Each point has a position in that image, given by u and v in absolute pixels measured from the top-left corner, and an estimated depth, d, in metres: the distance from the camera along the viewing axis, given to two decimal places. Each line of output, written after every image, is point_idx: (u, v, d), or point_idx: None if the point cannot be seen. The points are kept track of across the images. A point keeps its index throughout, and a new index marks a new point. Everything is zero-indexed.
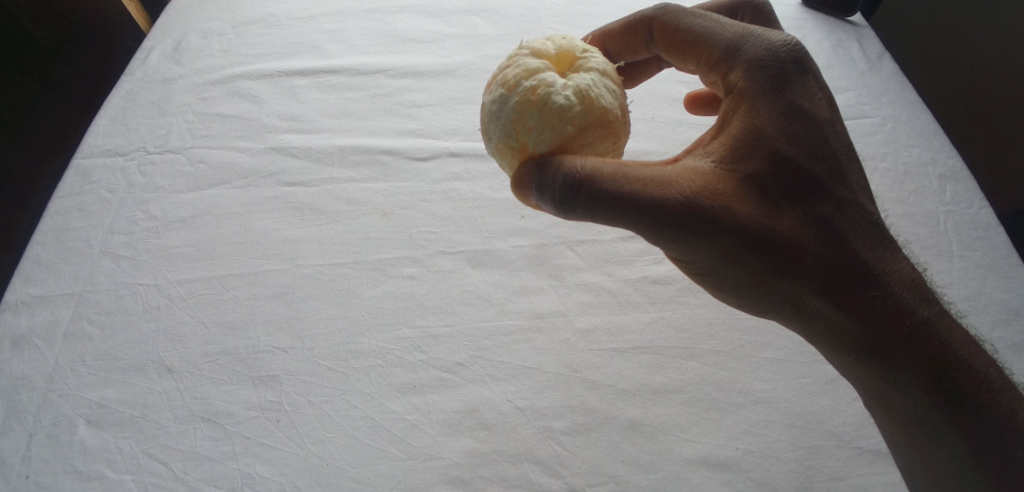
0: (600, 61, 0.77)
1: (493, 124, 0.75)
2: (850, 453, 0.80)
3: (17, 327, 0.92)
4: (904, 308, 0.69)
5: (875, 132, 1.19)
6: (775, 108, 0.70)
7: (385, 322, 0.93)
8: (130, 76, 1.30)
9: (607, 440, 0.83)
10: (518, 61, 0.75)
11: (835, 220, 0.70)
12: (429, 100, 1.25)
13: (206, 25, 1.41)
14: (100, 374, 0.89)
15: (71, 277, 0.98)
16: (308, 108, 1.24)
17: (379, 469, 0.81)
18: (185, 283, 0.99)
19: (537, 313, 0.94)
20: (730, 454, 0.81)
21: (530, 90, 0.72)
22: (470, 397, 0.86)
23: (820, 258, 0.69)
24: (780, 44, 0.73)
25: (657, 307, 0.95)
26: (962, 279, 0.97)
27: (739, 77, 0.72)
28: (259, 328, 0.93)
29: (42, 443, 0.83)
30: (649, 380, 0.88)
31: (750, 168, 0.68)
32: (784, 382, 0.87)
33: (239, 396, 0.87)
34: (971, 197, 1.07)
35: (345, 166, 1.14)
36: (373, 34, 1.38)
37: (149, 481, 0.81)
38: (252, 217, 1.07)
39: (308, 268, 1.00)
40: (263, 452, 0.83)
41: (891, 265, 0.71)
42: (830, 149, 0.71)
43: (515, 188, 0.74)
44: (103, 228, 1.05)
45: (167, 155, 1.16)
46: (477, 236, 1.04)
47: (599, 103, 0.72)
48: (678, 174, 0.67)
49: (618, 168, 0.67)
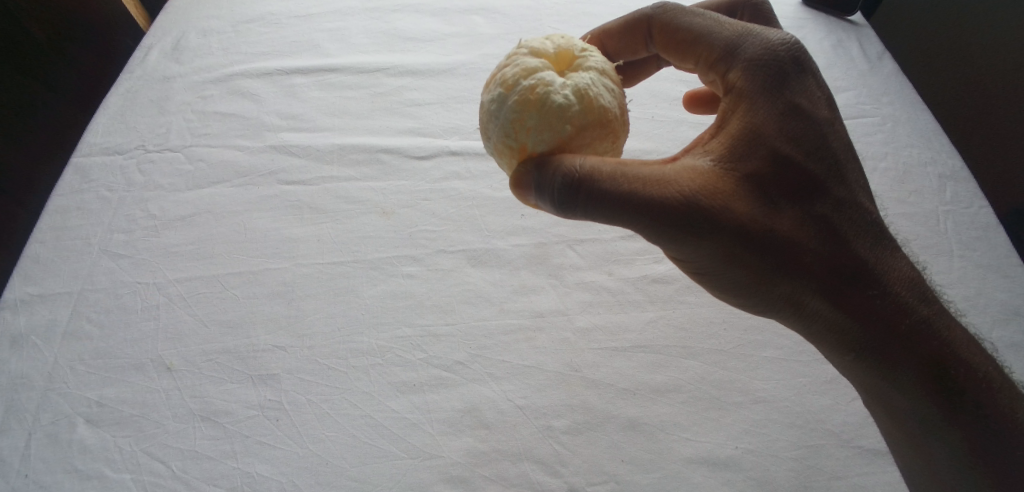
0: (599, 61, 0.77)
1: (492, 124, 0.75)
2: (850, 452, 0.81)
3: (17, 325, 0.92)
4: (903, 307, 0.69)
5: (875, 131, 1.19)
6: (774, 107, 0.70)
7: (385, 321, 0.93)
8: (130, 74, 1.29)
9: (607, 439, 0.83)
10: (517, 60, 0.75)
11: (835, 220, 0.70)
12: (429, 99, 1.25)
13: (206, 23, 1.41)
14: (100, 372, 0.89)
15: (71, 276, 0.98)
16: (308, 106, 1.24)
17: (379, 468, 0.81)
18: (185, 282, 0.98)
19: (537, 312, 0.94)
20: (730, 453, 0.81)
21: (529, 90, 0.71)
22: (470, 396, 0.86)
23: (819, 257, 0.69)
24: (779, 43, 0.73)
25: (657, 306, 0.95)
26: (962, 278, 0.97)
27: (739, 76, 0.72)
28: (259, 327, 0.93)
29: (42, 442, 0.82)
30: (649, 379, 0.87)
31: (749, 167, 0.68)
32: (784, 382, 0.87)
33: (238, 395, 0.87)
34: (970, 197, 1.08)
35: (344, 165, 1.14)
36: (372, 33, 1.38)
37: (149, 480, 0.81)
38: (251, 216, 1.07)
39: (308, 267, 1.00)
40: (263, 451, 0.83)
41: (890, 264, 0.71)
42: (829, 149, 0.71)
43: (514, 188, 0.74)
44: (102, 227, 1.05)
45: (167, 154, 1.16)
46: (477, 235, 1.04)
47: (599, 102, 0.72)
48: (677, 173, 0.67)
49: (617, 168, 0.66)
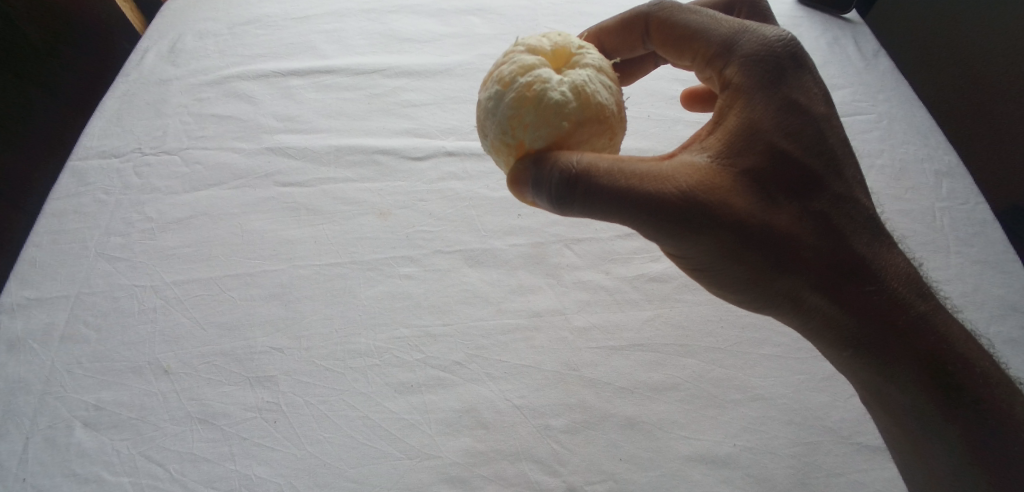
0: (596, 58, 0.77)
1: (490, 121, 0.75)
2: (848, 449, 0.81)
3: (15, 329, 0.92)
4: (900, 303, 0.69)
5: (871, 129, 1.19)
6: (772, 102, 0.70)
7: (382, 322, 0.93)
8: (126, 77, 1.30)
9: (605, 438, 0.83)
10: (514, 58, 0.75)
11: (833, 216, 0.70)
12: (425, 100, 1.25)
13: (202, 26, 1.41)
14: (97, 376, 0.89)
15: (68, 280, 0.98)
16: (305, 108, 1.24)
17: (377, 468, 0.81)
18: (182, 285, 0.98)
19: (535, 312, 0.94)
20: (729, 451, 0.81)
21: (527, 87, 0.71)
22: (468, 396, 0.86)
23: (817, 253, 0.69)
24: (775, 40, 0.73)
25: (655, 304, 0.95)
26: (957, 274, 0.97)
27: (735, 72, 0.72)
28: (256, 329, 0.93)
29: (40, 446, 0.82)
30: (648, 378, 0.87)
31: (746, 164, 0.68)
32: (781, 379, 0.87)
33: (236, 397, 0.87)
34: (966, 193, 1.08)
35: (341, 166, 1.14)
36: (369, 34, 1.38)
37: (147, 483, 0.81)
38: (248, 219, 1.07)
39: (305, 269, 1.00)
40: (261, 453, 0.83)
41: (889, 261, 0.71)
42: (826, 145, 0.72)
43: (512, 185, 0.74)
44: (99, 230, 1.05)
45: (164, 156, 1.16)
46: (475, 235, 1.04)
47: (596, 98, 0.72)
48: (675, 169, 0.67)
49: (615, 164, 0.67)
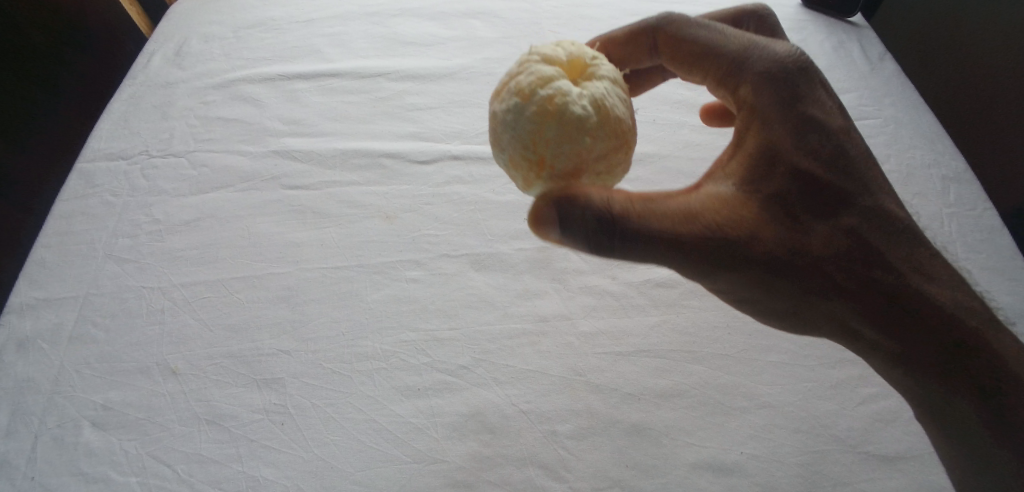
0: (609, 70, 0.78)
1: (508, 134, 0.73)
2: (856, 457, 0.80)
3: (23, 329, 0.93)
4: (943, 312, 0.68)
5: (879, 134, 1.19)
6: (791, 122, 0.70)
7: (388, 326, 0.94)
8: (132, 80, 1.30)
9: (610, 444, 0.83)
10: (530, 66, 0.74)
11: (862, 231, 0.70)
12: (429, 103, 1.25)
13: (207, 29, 1.42)
14: (105, 377, 0.89)
15: (76, 281, 0.99)
16: (309, 112, 1.25)
17: (385, 472, 0.81)
18: (188, 287, 0.99)
19: (540, 317, 0.94)
20: (734, 458, 0.81)
21: (548, 98, 0.70)
22: (474, 401, 0.86)
23: (851, 273, 0.69)
24: (785, 55, 0.73)
25: (660, 310, 0.95)
26: (966, 281, 0.97)
27: (750, 90, 0.72)
28: (262, 332, 0.94)
29: (48, 446, 0.83)
30: (652, 384, 0.88)
31: (774, 191, 0.68)
32: (788, 387, 0.87)
33: (243, 400, 0.87)
34: (974, 199, 1.08)
35: (345, 170, 1.15)
36: (373, 37, 1.39)
37: (154, 484, 0.81)
38: (253, 221, 1.07)
39: (311, 272, 1.00)
40: (268, 455, 0.83)
41: (926, 267, 0.71)
42: (845, 159, 0.71)
43: (532, 225, 0.68)
44: (108, 231, 1.06)
45: (170, 158, 1.17)
46: (480, 239, 1.04)
47: (614, 114, 0.73)
48: (704, 203, 0.68)
49: (644, 203, 0.65)
